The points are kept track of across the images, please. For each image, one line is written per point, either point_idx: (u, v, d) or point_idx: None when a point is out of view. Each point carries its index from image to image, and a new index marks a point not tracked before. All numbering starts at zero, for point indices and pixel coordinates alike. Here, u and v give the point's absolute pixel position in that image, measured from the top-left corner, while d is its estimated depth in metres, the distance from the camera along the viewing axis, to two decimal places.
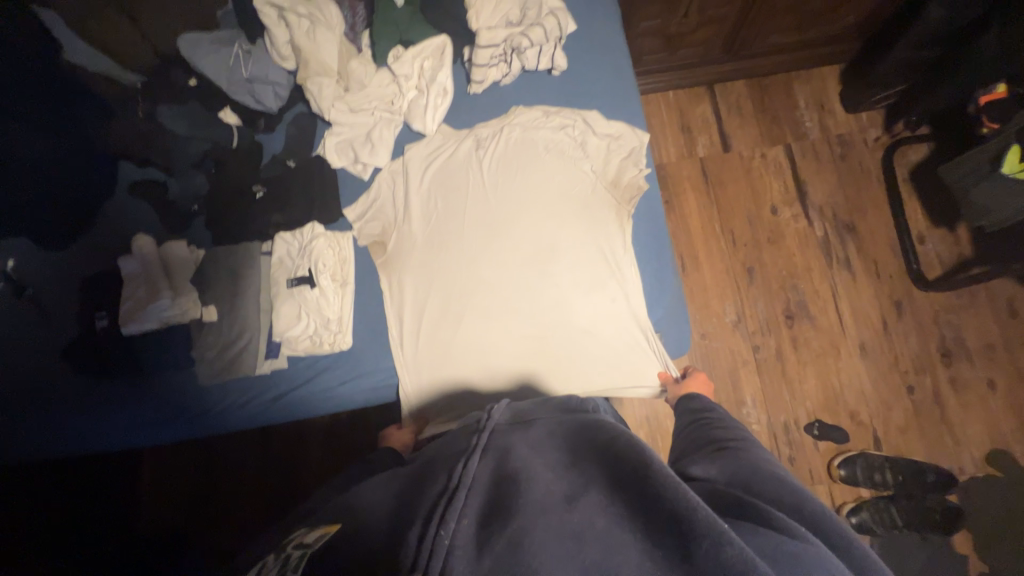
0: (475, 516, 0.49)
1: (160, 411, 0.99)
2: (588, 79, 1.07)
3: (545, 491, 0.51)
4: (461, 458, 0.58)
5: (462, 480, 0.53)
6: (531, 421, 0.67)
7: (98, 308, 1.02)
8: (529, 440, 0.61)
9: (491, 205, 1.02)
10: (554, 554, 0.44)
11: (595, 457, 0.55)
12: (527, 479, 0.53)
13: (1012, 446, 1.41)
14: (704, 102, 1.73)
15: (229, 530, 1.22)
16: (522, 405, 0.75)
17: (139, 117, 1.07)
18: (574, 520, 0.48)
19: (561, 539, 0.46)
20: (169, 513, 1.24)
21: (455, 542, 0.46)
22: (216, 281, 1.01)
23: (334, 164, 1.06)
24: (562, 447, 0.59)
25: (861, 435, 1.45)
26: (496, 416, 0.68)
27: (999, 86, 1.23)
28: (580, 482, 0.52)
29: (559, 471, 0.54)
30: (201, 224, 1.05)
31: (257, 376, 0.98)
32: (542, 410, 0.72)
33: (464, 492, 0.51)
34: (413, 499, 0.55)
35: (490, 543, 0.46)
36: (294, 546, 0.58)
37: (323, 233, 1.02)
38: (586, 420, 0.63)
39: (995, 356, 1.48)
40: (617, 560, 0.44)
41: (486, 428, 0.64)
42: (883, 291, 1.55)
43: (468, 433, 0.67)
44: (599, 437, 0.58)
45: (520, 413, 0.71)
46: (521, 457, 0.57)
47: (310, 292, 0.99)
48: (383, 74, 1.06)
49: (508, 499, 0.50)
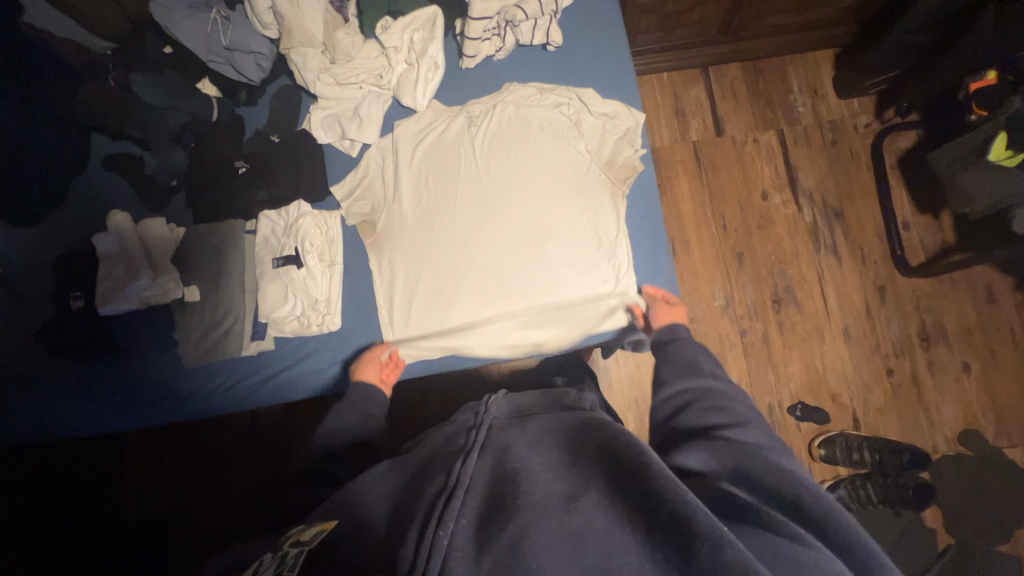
0: (474, 516, 0.50)
1: (142, 394, 0.96)
2: (583, 56, 1.04)
3: (544, 491, 0.51)
4: (459, 457, 0.59)
5: (460, 480, 0.54)
6: (529, 416, 0.68)
7: (74, 288, 0.98)
8: (527, 437, 0.61)
9: (483, 186, 0.99)
10: (554, 554, 0.45)
11: (593, 453, 0.56)
12: (526, 478, 0.53)
13: (982, 426, 1.47)
14: (698, 84, 1.71)
15: (222, 509, 1.24)
16: (519, 398, 0.77)
17: (109, 85, 1.01)
18: (573, 519, 0.48)
19: (561, 540, 0.46)
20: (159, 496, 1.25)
21: (454, 543, 0.47)
22: (197, 260, 0.97)
23: (321, 139, 1.03)
24: (560, 442, 0.60)
25: (841, 416, 1.49)
26: (495, 412, 0.69)
27: (988, 73, 1.26)
28: (579, 481, 0.52)
29: (558, 470, 0.55)
30: (181, 201, 1.01)
31: (243, 358, 0.96)
32: (539, 406, 0.73)
33: (463, 493, 0.52)
34: (413, 497, 0.56)
35: (490, 544, 0.46)
36: (291, 544, 0.58)
37: (309, 212, 0.98)
38: (584, 417, 0.64)
39: (971, 339, 1.53)
40: (616, 561, 0.44)
41: (484, 425, 0.65)
42: (867, 277, 1.58)
43: (466, 429, 0.68)
44: (596, 433, 0.59)
45: (518, 407, 0.72)
46: (520, 455, 0.57)
47: (297, 272, 0.96)
48: (371, 45, 1.00)
49: (507, 499, 0.51)
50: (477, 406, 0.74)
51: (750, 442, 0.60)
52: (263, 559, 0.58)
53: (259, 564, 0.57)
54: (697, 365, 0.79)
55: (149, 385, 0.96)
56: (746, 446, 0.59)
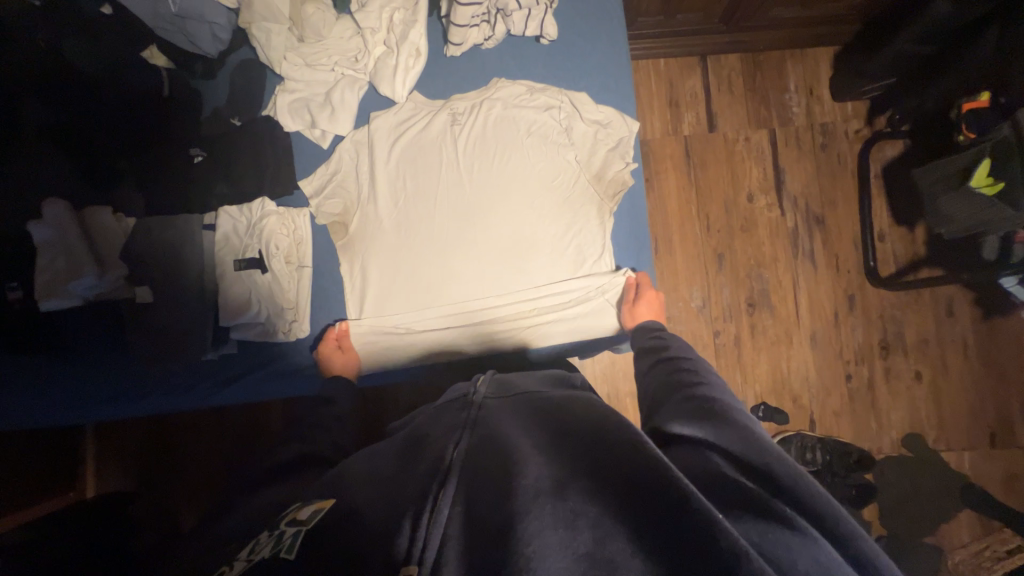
0: (467, 500, 0.49)
1: (86, 390, 0.90)
2: (578, 52, 0.97)
3: (535, 474, 0.49)
4: (452, 436, 0.57)
5: (452, 461, 0.53)
6: (519, 394, 0.66)
7: (8, 278, 0.85)
8: (518, 419, 0.60)
9: (469, 171, 0.94)
10: (548, 541, 0.42)
11: (586, 432, 0.54)
12: (518, 459, 0.51)
13: (925, 430, 1.57)
14: (695, 75, 1.64)
15: (188, 492, 1.22)
16: (508, 376, 0.76)
17: (38, 45, 0.88)
18: (566, 506, 0.45)
19: (556, 527, 0.43)
20: (123, 476, 1.22)
21: (448, 531, 0.46)
22: (151, 258, 0.88)
23: (288, 127, 0.94)
24: (554, 422, 0.58)
25: (799, 416, 1.57)
26: (482, 390, 0.68)
27: (984, 94, 1.20)
28: (572, 466, 0.50)
29: (551, 451, 0.52)
30: (130, 186, 0.91)
31: (204, 360, 0.92)
32: (529, 382, 0.71)
33: (455, 476, 0.51)
34: (403, 478, 0.54)
35: (483, 531, 0.45)
36: (288, 523, 0.54)
37: (275, 210, 0.91)
38: (577, 398, 0.62)
39: (926, 350, 1.60)
40: (611, 549, 0.41)
41: (476, 403, 0.64)
42: (839, 284, 1.62)
43: (456, 405, 0.66)
44: (589, 415, 0.57)
45: (505, 384, 0.71)
46: (513, 436, 0.55)
47: (261, 277, 0.91)
48: (345, 23, 0.93)
49: (500, 481, 0.49)
50: (467, 382, 0.73)
51: (727, 412, 0.58)
52: (258, 539, 0.53)
53: (254, 544, 0.52)
54: (678, 348, 0.77)
55: (102, 383, 0.90)
56: (727, 418, 0.56)
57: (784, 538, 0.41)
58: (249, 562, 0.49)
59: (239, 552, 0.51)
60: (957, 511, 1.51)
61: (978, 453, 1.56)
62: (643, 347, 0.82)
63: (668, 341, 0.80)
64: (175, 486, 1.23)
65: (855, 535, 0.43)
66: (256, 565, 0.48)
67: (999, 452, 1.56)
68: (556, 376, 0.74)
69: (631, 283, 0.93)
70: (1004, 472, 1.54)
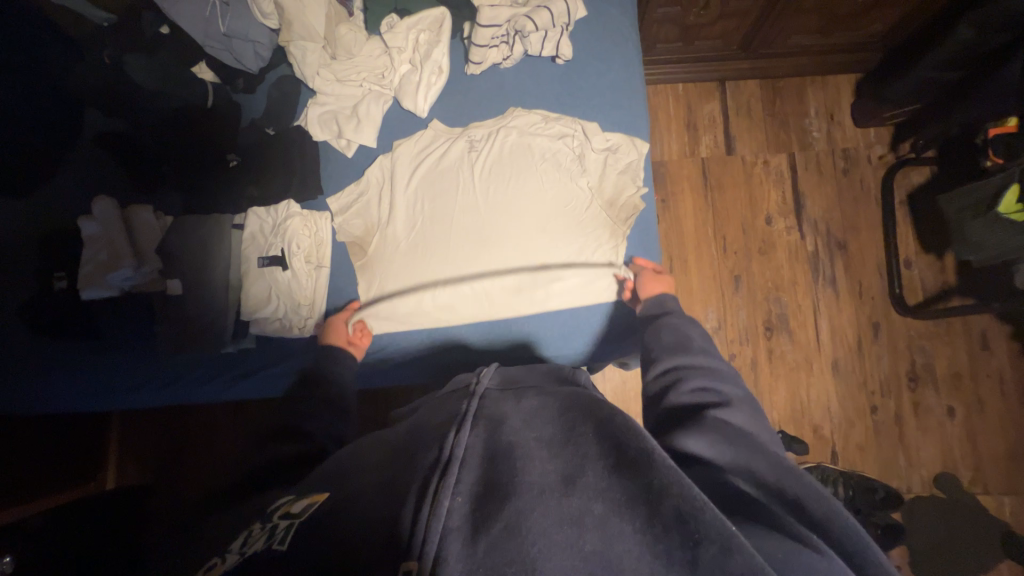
0: (467, 492, 0.49)
1: (113, 377, 0.94)
2: (594, 72, 1.01)
3: (539, 470, 0.50)
4: (452, 427, 0.58)
5: (453, 453, 0.53)
6: (521, 388, 0.67)
7: (57, 268, 0.94)
8: (521, 411, 0.60)
9: (485, 192, 0.97)
10: (555, 541, 0.43)
11: (592, 429, 0.55)
12: (521, 456, 0.52)
13: (960, 471, 1.47)
14: (713, 100, 1.67)
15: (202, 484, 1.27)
16: (511, 370, 0.77)
17: (103, 61, 0.98)
18: (572, 504, 0.46)
19: (560, 525, 0.44)
20: (141, 468, 1.28)
21: (449, 523, 0.46)
22: (182, 256, 0.94)
23: (316, 137, 1.00)
24: (557, 417, 0.58)
25: (820, 448, 1.50)
26: (486, 381, 0.68)
27: (1011, 119, 1.19)
28: (575, 462, 0.51)
29: (554, 447, 0.53)
30: (172, 190, 0.99)
31: (223, 354, 0.95)
32: (529, 376, 0.73)
33: (457, 467, 0.51)
34: (403, 469, 0.55)
35: (485, 527, 0.45)
36: (281, 516, 0.58)
37: (298, 212, 0.96)
38: (580, 395, 0.62)
39: (959, 384, 1.52)
40: (617, 550, 0.42)
41: (476, 394, 0.64)
42: (863, 311, 1.57)
43: (458, 397, 0.67)
44: (595, 413, 0.58)
45: (510, 378, 0.72)
46: (515, 429, 0.57)
47: (281, 274, 0.96)
48: (374, 43, 0.99)
49: (502, 478, 0.50)
50: (471, 374, 0.74)
51: (745, 432, 0.59)
52: (252, 529, 0.57)
53: (247, 536, 0.56)
54: (689, 352, 0.77)
55: (126, 373, 0.94)
56: (750, 440, 0.58)
57: (814, 562, 0.41)
58: (242, 556, 0.53)
59: (231, 543, 0.55)
60: (998, 563, 1.38)
61: (1020, 500, 1.44)
62: (653, 348, 0.81)
63: (682, 339, 0.79)
64: (189, 478, 1.28)
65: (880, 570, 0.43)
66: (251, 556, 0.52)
67: None
68: (558, 373, 0.75)
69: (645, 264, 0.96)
70: None
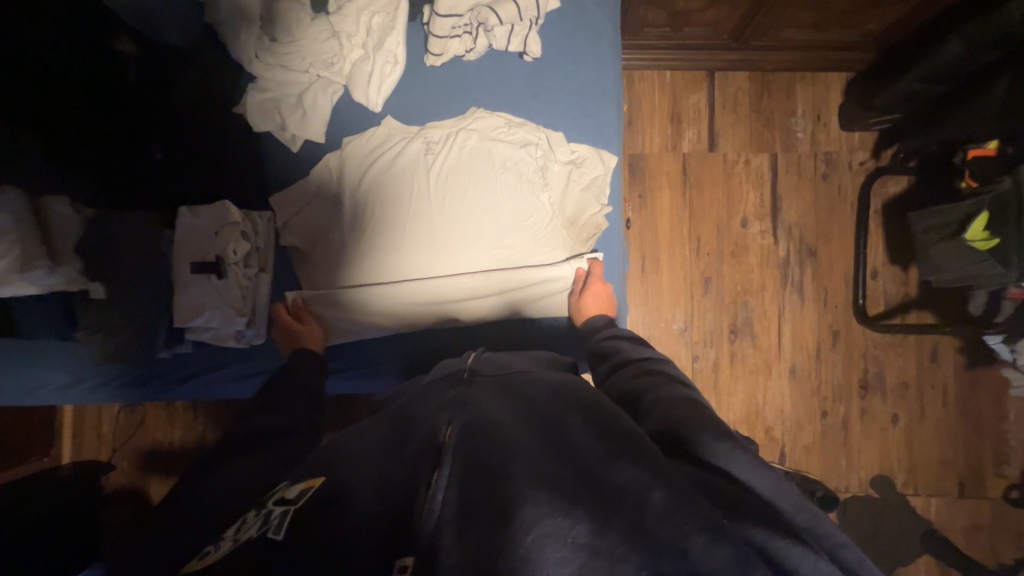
0: (459, 482, 0.49)
1: (35, 378, 0.89)
2: (562, 73, 0.94)
3: (531, 459, 0.50)
4: (444, 414, 0.57)
5: (445, 441, 0.52)
6: (514, 373, 0.67)
7: None
8: (512, 401, 0.60)
9: (443, 196, 0.89)
10: (547, 529, 0.43)
11: (583, 420, 0.56)
12: (513, 444, 0.51)
13: (895, 473, 1.56)
14: (700, 91, 1.59)
15: (162, 466, 1.28)
16: (498, 355, 0.75)
17: None
18: (563, 492, 0.46)
19: (552, 514, 0.44)
20: (98, 448, 1.29)
21: (444, 514, 0.46)
22: (110, 257, 0.86)
23: (256, 127, 0.90)
24: (548, 408, 0.58)
25: (769, 448, 1.56)
26: (476, 366, 0.68)
27: (991, 142, 1.15)
28: (567, 451, 0.51)
29: (545, 437, 0.53)
30: (91, 177, 0.90)
31: (159, 360, 0.91)
32: (521, 360, 0.73)
33: (448, 457, 0.50)
34: (398, 456, 0.54)
35: (479, 518, 0.45)
36: (276, 503, 0.52)
37: (235, 218, 0.87)
38: (575, 387, 0.63)
39: (905, 393, 1.58)
40: (611, 540, 0.42)
41: (468, 379, 0.64)
42: (825, 319, 1.59)
43: (450, 379, 0.66)
44: (587, 406, 0.58)
45: (497, 363, 0.71)
46: (506, 418, 0.56)
47: (214, 282, 0.86)
48: (320, 24, 0.88)
49: (495, 465, 0.49)
50: (458, 360, 0.73)
51: (701, 413, 0.59)
52: (244, 518, 0.52)
53: (241, 522, 0.52)
54: (626, 347, 0.77)
55: (58, 369, 0.89)
56: (702, 423, 0.56)
57: (788, 547, 0.43)
58: (236, 542, 0.48)
59: (226, 531, 0.51)
60: (915, 556, 1.50)
61: (944, 501, 1.54)
62: (598, 350, 0.80)
63: (619, 338, 0.79)
64: (146, 460, 1.29)
65: (843, 545, 0.47)
66: (244, 543, 0.47)
67: (966, 502, 1.54)
68: (545, 360, 0.76)
69: (580, 274, 0.92)
70: (967, 522, 1.54)
